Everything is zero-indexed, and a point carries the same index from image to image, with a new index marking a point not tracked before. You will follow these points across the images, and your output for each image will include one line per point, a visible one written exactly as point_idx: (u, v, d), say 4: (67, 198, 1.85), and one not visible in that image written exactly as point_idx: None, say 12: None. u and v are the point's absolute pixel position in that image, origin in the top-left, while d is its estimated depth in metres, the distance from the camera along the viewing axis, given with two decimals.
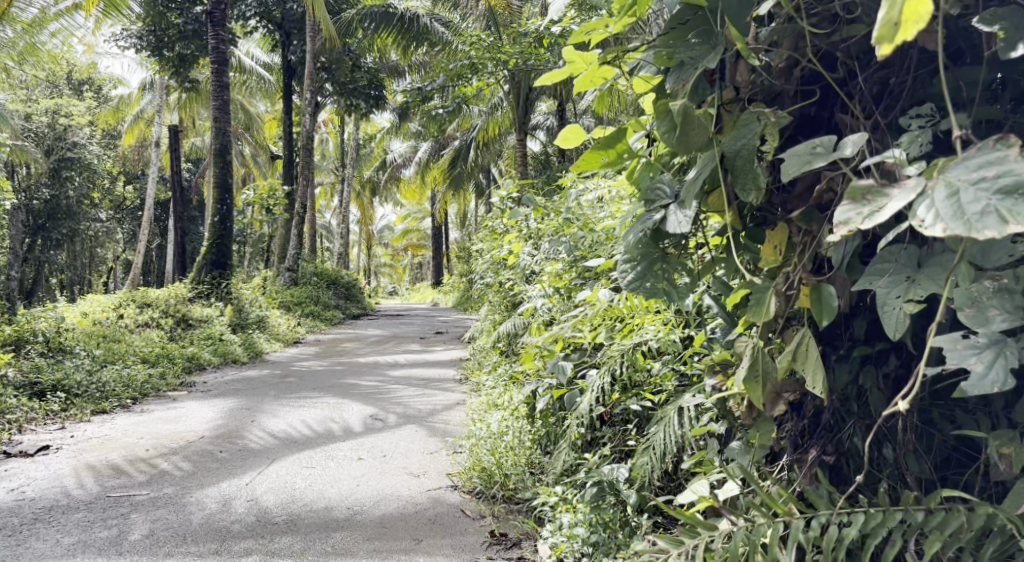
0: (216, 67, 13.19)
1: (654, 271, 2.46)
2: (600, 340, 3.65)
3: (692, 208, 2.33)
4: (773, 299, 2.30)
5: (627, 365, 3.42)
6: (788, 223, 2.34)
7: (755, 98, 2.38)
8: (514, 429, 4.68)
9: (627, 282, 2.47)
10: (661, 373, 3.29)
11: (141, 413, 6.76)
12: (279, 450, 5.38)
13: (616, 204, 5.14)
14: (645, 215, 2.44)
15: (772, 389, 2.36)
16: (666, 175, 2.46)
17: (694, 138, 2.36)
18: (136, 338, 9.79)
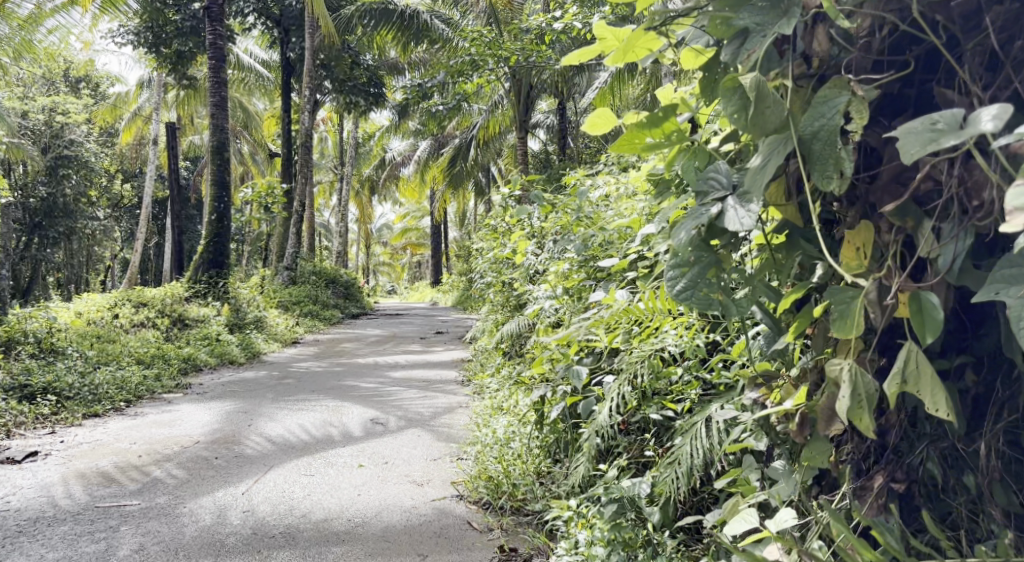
0: (215, 63, 12.93)
1: (706, 276, 2.26)
2: (616, 344, 3.49)
3: (756, 204, 2.15)
4: (865, 308, 2.11)
5: (647, 372, 3.27)
6: (875, 221, 2.16)
7: (828, 72, 2.20)
8: (522, 437, 4.51)
9: (675, 289, 2.28)
10: (685, 381, 3.17)
11: (134, 416, 6.58)
12: (278, 455, 5.21)
13: (626, 202, 4.95)
14: (698, 210, 2.24)
15: (827, 408, 2.20)
16: (720, 163, 2.26)
17: (768, 118, 2.16)
18: (131, 338, 9.60)
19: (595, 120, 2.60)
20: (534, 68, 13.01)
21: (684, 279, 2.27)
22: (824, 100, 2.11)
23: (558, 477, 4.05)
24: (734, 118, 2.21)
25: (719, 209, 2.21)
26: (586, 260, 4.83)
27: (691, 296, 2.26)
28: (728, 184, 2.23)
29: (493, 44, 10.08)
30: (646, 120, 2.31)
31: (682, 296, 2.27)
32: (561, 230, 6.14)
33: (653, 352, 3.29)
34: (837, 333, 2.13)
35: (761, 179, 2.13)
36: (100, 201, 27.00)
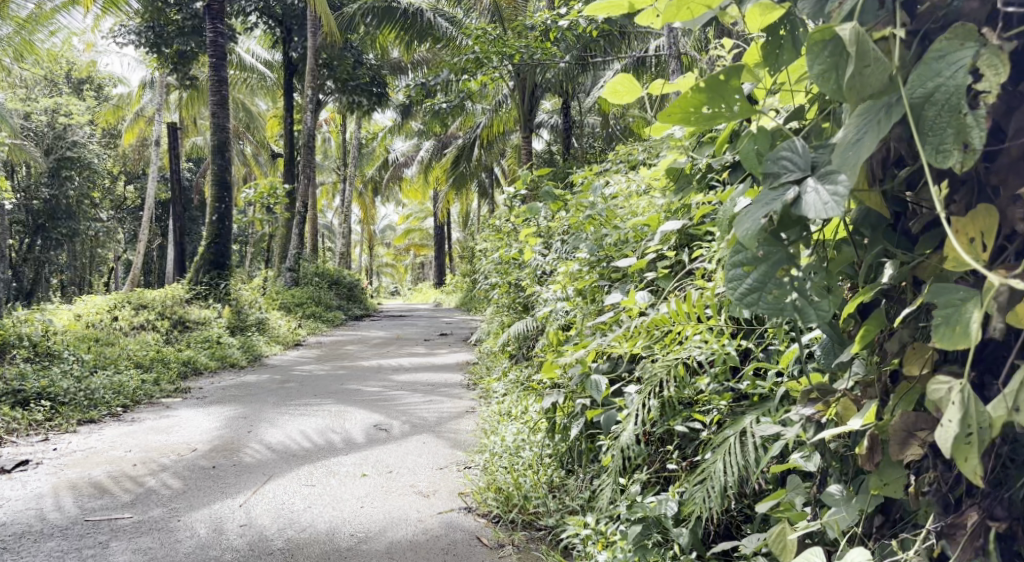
0: (214, 62, 12.70)
1: (775, 277, 1.95)
2: (639, 352, 3.31)
3: (847, 188, 1.80)
4: (979, 318, 1.75)
5: (673, 382, 3.08)
6: (998, 208, 1.78)
7: (934, 27, 1.82)
8: (536, 446, 4.31)
9: (740, 289, 1.97)
10: (715, 392, 2.96)
11: (131, 422, 6.37)
12: (278, 464, 5.00)
13: (642, 199, 4.73)
14: (769, 196, 1.89)
15: (902, 427, 1.91)
16: (793, 142, 1.92)
17: (870, 80, 1.78)
18: (130, 341, 9.42)
19: (615, 86, 2.42)
20: (539, 67, 12.81)
21: (750, 280, 1.96)
22: (939, 56, 1.72)
23: (573, 490, 3.86)
24: (822, 80, 1.82)
25: (796, 195, 1.86)
26: (599, 262, 4.60)
27: (758, 303, 1.95)
28: (805, 164, 1.89)
29: (499, 42, 9.72)
30: (704, 85, 1.98)
31: (747, 301, 1.97)
32: (570, 229, 5.92)
33: (678, 360, 3.08)
34: (943, 344, 1.78)
35: (853, 157, 1.77)
36: (103, 203, 26.84)
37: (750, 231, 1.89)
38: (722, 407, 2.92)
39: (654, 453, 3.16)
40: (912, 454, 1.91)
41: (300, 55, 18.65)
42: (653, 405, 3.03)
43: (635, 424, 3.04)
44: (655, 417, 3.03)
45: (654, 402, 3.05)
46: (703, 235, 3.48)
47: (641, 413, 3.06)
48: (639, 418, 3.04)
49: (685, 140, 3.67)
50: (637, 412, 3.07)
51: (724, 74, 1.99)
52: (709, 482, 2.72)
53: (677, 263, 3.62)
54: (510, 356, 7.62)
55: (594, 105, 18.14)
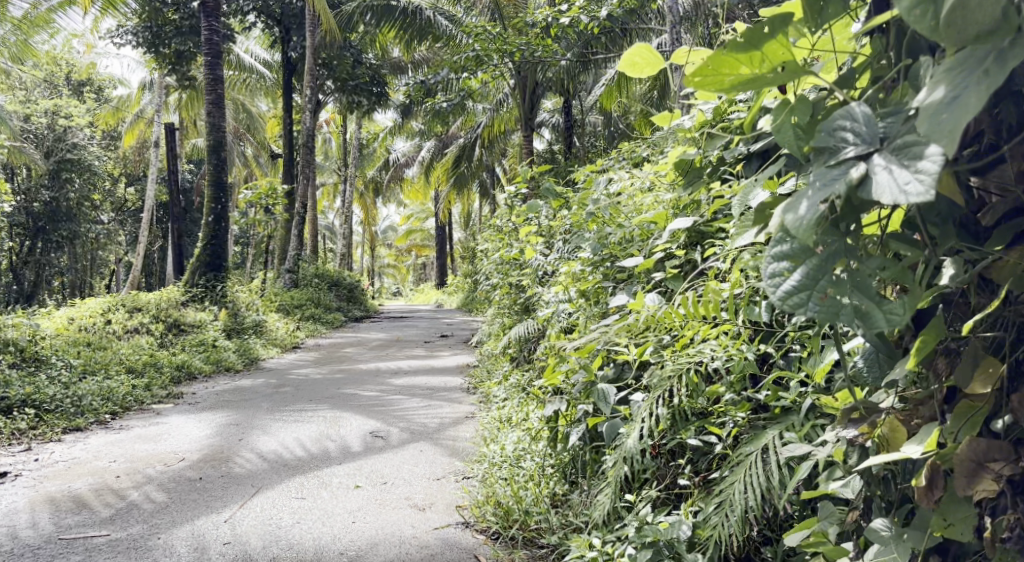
0: (210, 60, 12.48)
1: (831, 274, 1.72)
2: (647, 357, 3.10)
3: (934, 163, 1.57)
4: None
5: (685, 390, 2.87)
6: None
7: None
8: (538, 456, 4.13)
9: (789, 288, 1.72)
10: (733, 402, 2.74)
11: (119, 429, 6.15)
12: (268, 475, 4.79)
13: (647, 195, 4.50)
14: (831, 174, 1.66)
15: (971, 458, 1.76)
16: (861, 110, 1.70)
17: (977, 16, 1.58)
18: (123, 345, 9.21)
19: (631, 58, 2.30)
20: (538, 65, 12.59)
21: (795, 281, 1.72)
22: None
23: (575, 506, 3.64)
24: (914, 14, 1.62)
25: (862, 173, 1.64)
26: (604, 263, 4.37)
27: (808, 307, 1.70)
28: (874, 136, 1.66)
29: (500, 39, 9.46)
30: (742, 39, 1.76)
31: (794, 304, 1.71)
32: (573, 228, 5.71)
33: (689, 366, 2.86)
34: None
35: (952, 122, 1.53)
36: (104, 205, 26.61)
37: (809, 216, 1.66)
38: (742, 418, 2.71)
39: (663, 464, 2.97)
40: (986, 489, 1.76)
41: (299, 55, 18.44)
42: (663, 415, 2.83)
43: (641, 436, 2.83)
44: (666, 430, 2.81)
45: (664, 410, 2.84)
46: (718, 232, 3.25)
47: (651, 424, 2.86)
48: (649, 428, 2.84)
49: (697, 130, 3.45)
50: (646, 422, 2.88)
51: (766, 28, 1.76)
52: (728, 510, 2.53)
53: (687, 263, 3.40)
54: (512, 358, 7.40)
55: (596, 103, 17.90)
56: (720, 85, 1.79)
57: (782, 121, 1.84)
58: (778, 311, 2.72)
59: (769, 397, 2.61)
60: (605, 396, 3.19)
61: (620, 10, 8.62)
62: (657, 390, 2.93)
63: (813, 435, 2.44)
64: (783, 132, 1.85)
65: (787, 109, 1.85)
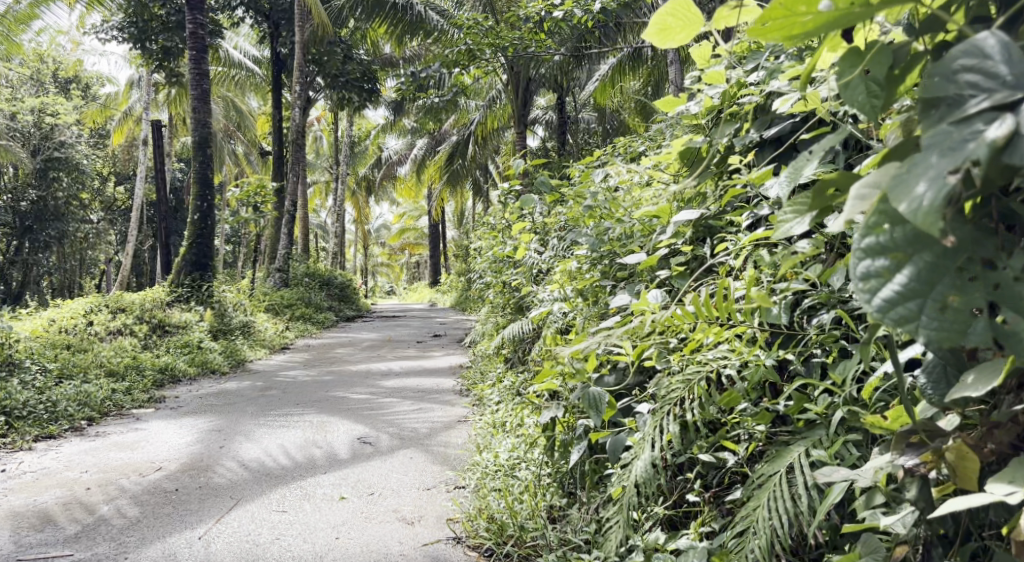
0: (195, 54, 12.19)
1: (951, 273, 1.45)
2: (649, 362, 2.86)
3: None
4: None
5: (697, 403, 2.64)
6: None
7: None
8: (534, 465, 3.89)
9: (902, 286, 1.45)
10: (752, 414, 2.52)
11: (96, 436, 5.89)
12: (248, 485, 4.53)
13: (648, 189, 4.24)
14: (963, 137, 1.38)
15: None
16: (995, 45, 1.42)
17: None
18: (104, 348, 8.93)
19: (665, 18, 1.93)
20: (531, 61, 12.34)
21: (900, 285, 1.46)
22: None
23: (574, 520, 3.38)
24: None
25: (1006, 132, 1.36)
26: (605, 263, 4.11)
27: (920, 320, 1.45)
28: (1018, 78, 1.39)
29: (492, 32, 9.15)
30: None
31: (899, 312, 1.46)
32: (569, 224, 5.46)
33: (700, 375, 2.64)
34: None
35: None
36: (95, 205, 26.28)
37: (931, 197, 1.37)
38: (760, 431, 2.49)
39: (673, 481, 2.77)
40: None
41: (288, 51, 18.12)
42: (674, 433, 2.61)
43: (653, 456, 2.62)
44: (678, 449, 2.59)
45: (675, 427, 2.62)
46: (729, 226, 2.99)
47: (661, 442, 2.63)
48: (661, 447, 2.62)
49: (703, 117, 3.19)
50: (656, 440, 2.66)
51: None
52: (750, 537, 2.31)
53: (694, 259, 3.13)
54: (506, 360, 7.14)
55: (589, 99, 17.65)
56: (792, 29, 1.51)
57: (855, 71, 1.62)
58: (797, 313, 2.51)
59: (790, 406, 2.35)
60: (598, 399, 2.96)
61: (615, 2, 8.34)
62: (666, 403, 2.72)
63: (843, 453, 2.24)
64: (852, 87, 1.65)
65: (861, 60, 1.61)
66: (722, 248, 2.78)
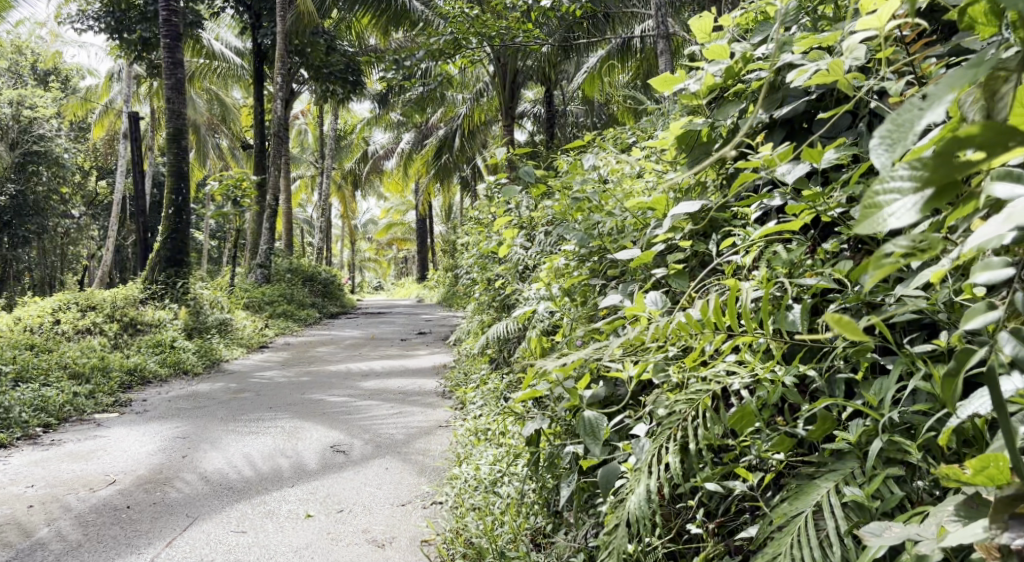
0: (168, 42, 11.77)
1: None
2: (644, 378, 2.61)
3: None
4: None
5: (701, 429, 2.44)
6: None
7: None
8: (517, 481, 3.58)
9: None
10: (769, 442, 2.35)
11: (49, 446, 5.53)
12: (206, 501, 4.16)
13: (640, 180, 3.89)
14: None
15: None
16: None
17: None
18: (71, 348, 8.56)
19: None
20: (517, 51, 11.97)
21: None
22: None
23: (560, 548, 3.02)
24: None
25: None
26: (595, 262, 3.72)
27: None
28: None
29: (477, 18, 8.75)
30: None
31: None
32: (554, 219, 5.13)
33: (706, 394, 2.47)
34: None
35: None
36: (76, 201, 25.79)
37: None
38: (777, 460, 2.35)
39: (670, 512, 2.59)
40: None
41: (269, 42, 17.64)
42: (675, 462, 2.43)
43: (653, 487, 2.44)
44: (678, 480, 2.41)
45: (676, 456, 2.44)
46: (735, 221, 2.67)
47: (662, 474, 2.45)
48: (662, 478, 2.44)
49: (703, 96, 2.76)
50: (654, 469, 2.49)
51: None
52: None
53: (694, 259, 2.82)
54: (490, 360, 6.77)
55: (578, 91, 17.25)
56: None
57: None
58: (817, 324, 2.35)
59: (817, 432, 2.25)
60: (595, 425, 2.68)
61: None
62: (666, 425, 2.54)
63: (877, 492, 2.14)
64: None
65: None
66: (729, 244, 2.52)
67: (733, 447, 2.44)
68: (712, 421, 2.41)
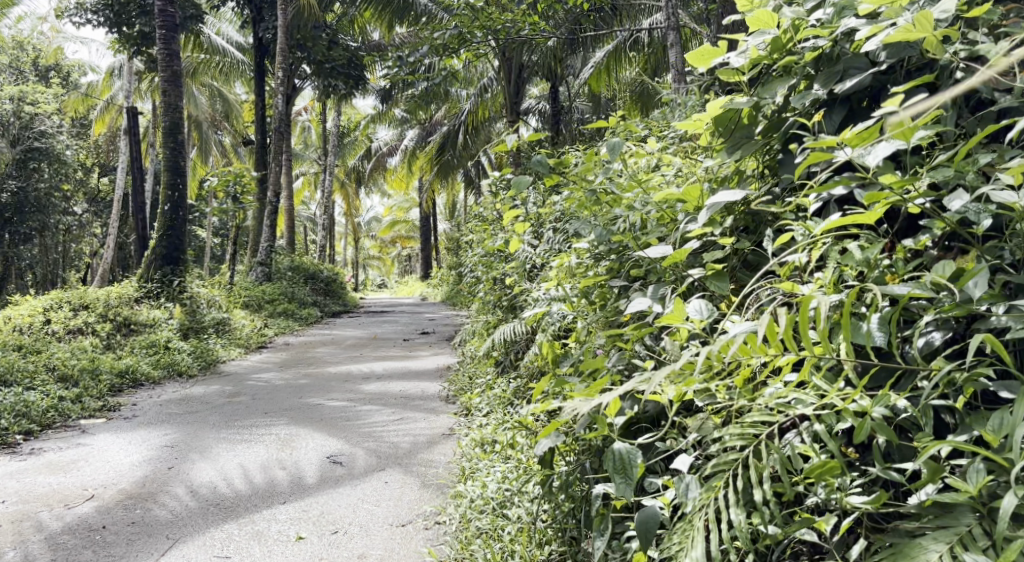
0: (164, 33, 11.43)
1: None
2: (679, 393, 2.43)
3: None
4: None
5: (770, 471, 2.31)
6: None
7: None
8: (527, 506, 3.29)
9: None
10: (855, 494, 2.24)
11: (29, 456, 5.21)
12: (191, 521, 3.81)
13: (659, 174, 3.55)
14: None
15: None
16: None
17: None
18: (61, 349, 8.27)
19: None
20: (524, 45, 11.55)
21: None
22: None
23: None
24: None
25: None
26: (614, 260, 3.36)
27: None
28: None
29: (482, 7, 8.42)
30: None
31: None
32: (566, 214, 4.84)
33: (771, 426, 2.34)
34: None
35: None
36: (79, 198, 25.44)
37: None
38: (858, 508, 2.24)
39: None
40: None
41: (270, 36, 17.26)
42: (739, 521, 2.29)
43: (713, 549, 2.28)
44: (744, 540, 2.26)
45: (740, 512, 2.30)
46: (791, 216, 2.51)
47: (723, 532, 2.30)
48: (724, 535, 2.29)
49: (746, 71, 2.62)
50: (714, 522, 2.34)
51: None
52: None
53: (734, 255, 2.64)
54: (496, 363, 6.43)
55: (584, 86, 16.79)
56: None
57: None
58: (907, 350, 2.28)
59: (926, 480, 2.15)
60: (627, 459, 2.50)
61: None
62: (719, 471, 2.40)
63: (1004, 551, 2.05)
64: None
65: None
66: (788, 243, 2.43)
67: (800, 488, 2.30)
68: (780, 461, 2.30)
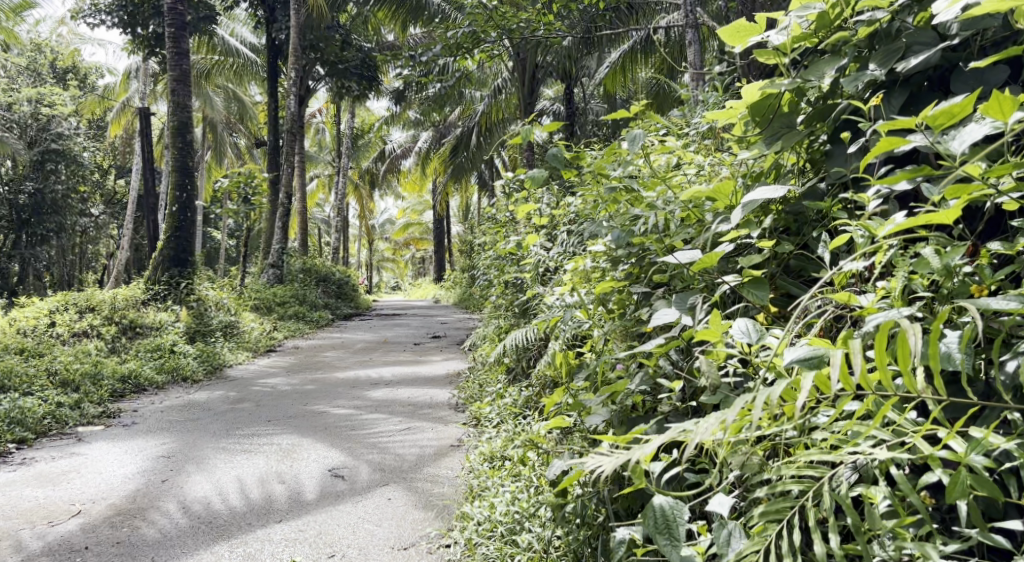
0: (173, 32, 11.28)
1: None
2: (736, 430, 2.28)
3: None
4: None
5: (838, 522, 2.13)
6: None
7: None
8: (540, 533, 3.06)
9: None
10: (939, 544, 2.08)
11: (18, 466, 4.97)
12: (180, 541, 3.57)
13: (680, 175, 3.30)
14: None
15: None
16: None
17: None
18: (64, 352, 8.07)
19: None
20: (538, 46, 11.30)
21: None
22: None
23: None
24: None
25: None
26: (633, 264, 3.09)
27: None
28: None
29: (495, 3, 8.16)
30: None
31: None
32: (581, 215, 4.59)
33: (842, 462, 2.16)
34: None
35: None
36: (95, 200, 25.33)
37: None
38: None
39: None
40: None
41: (284, 36, 17.05)
42: None
43: None
44: None
45: None
46: (842, 216, 2.43)
47: None
48: None
49: (788, 52, 2.56)
50: None
51: None
52: None
53: (774, 261, 2.58)
54: (508, 370, 6.16)
55: (601, 86, 16.50)
56: None
57: None
58: (1003, 373, 2.10)
59: None
60: (672, 517, 2.36)
61: None
62: (767, 515, 2.24)
63: None
64: None
65: None
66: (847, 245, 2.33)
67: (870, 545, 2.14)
68: (850, 512, 2.12)
